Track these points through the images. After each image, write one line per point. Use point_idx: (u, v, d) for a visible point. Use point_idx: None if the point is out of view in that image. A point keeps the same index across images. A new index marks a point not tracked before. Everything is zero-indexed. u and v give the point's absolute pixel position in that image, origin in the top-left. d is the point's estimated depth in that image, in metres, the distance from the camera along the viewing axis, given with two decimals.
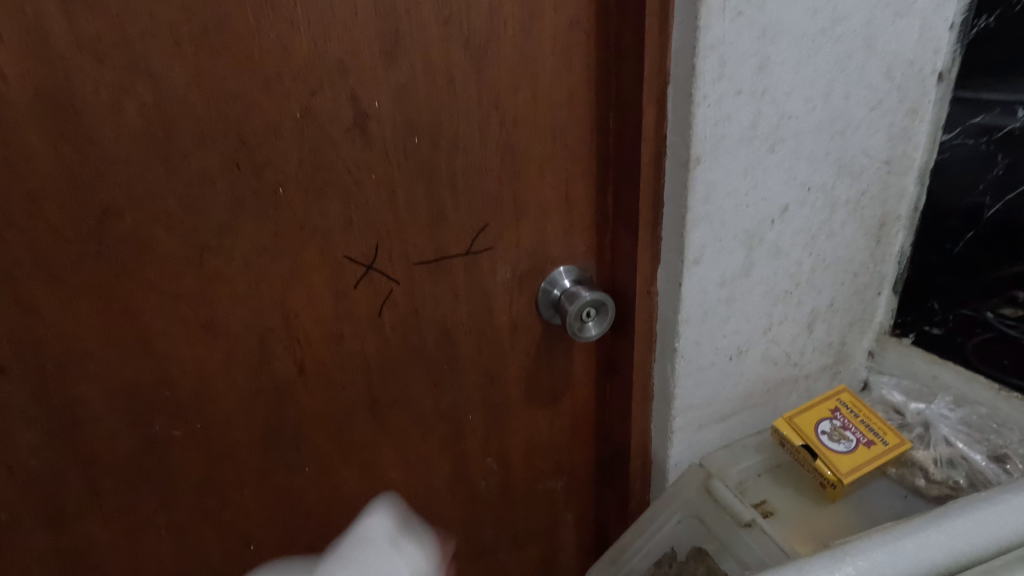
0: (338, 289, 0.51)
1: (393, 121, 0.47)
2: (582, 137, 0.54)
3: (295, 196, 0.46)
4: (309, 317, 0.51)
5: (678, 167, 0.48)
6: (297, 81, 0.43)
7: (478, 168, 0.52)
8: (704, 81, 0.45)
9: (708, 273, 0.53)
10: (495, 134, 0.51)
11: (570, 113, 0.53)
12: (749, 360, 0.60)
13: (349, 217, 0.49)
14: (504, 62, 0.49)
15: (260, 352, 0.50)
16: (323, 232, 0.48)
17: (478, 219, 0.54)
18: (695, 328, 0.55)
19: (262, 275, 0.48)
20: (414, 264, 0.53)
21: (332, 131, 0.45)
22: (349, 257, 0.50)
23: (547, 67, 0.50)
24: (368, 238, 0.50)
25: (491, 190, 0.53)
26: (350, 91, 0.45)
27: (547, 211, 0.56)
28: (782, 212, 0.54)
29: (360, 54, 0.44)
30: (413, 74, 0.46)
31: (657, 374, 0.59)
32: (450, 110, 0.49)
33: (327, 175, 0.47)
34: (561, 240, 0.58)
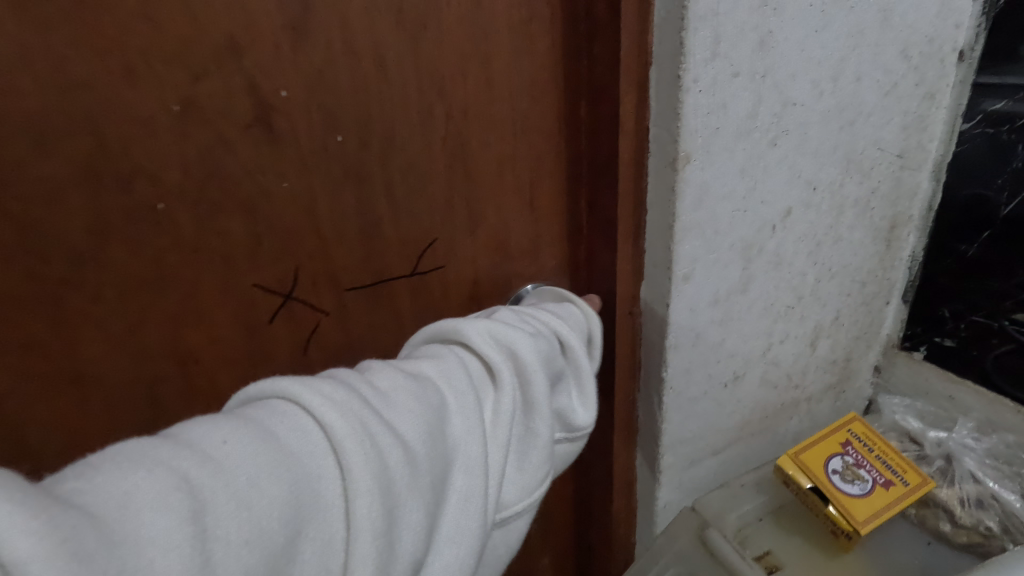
0: (249, 325, 0.41)
1: (307, 115, 0.37)
2: (546, 131, 0.45)
3: (182, 213, 0.36)
4: (213, 360, 0.41)
5: (664, 167, 0.40)
6: (171, 64, 0.33)
7: (422, 174, 0.43)
8: (695, 62, 0.36)
9: (699, 293, 0.45)
10: (441, 133, 0.42)
11: (531, 103, 0.44)
12: (746, 386, 0.52)
13: (258, 236, 0.39)
14: (448, 43, 0.39)
15: (154, 408, 0.40)
16: (225, 256, 0.38)
17: (425, 232, 0.45)
18: (686, 356, 0.47)
19: (143, 313, 0.37)
20: (344, 289, 0.43)
21: (226, 129, 0.35)
22: (261, 286, 0.40)
23: (502, 46, 0.41)
24: (286, 260, 0.40)
25: (438, 199, 0.44)
26: (246, 78, 0.35)
27: (506, 220, 0.47)
28: (784, 217, 0.46)
29: (257, 27, 0.34)
30: (330, 55, 0.36)
31: (643, 407, 0.51)
32: (382, 100, 0.39)
33: (224, 186, 0.37)
34: (524, 252, 0.50)
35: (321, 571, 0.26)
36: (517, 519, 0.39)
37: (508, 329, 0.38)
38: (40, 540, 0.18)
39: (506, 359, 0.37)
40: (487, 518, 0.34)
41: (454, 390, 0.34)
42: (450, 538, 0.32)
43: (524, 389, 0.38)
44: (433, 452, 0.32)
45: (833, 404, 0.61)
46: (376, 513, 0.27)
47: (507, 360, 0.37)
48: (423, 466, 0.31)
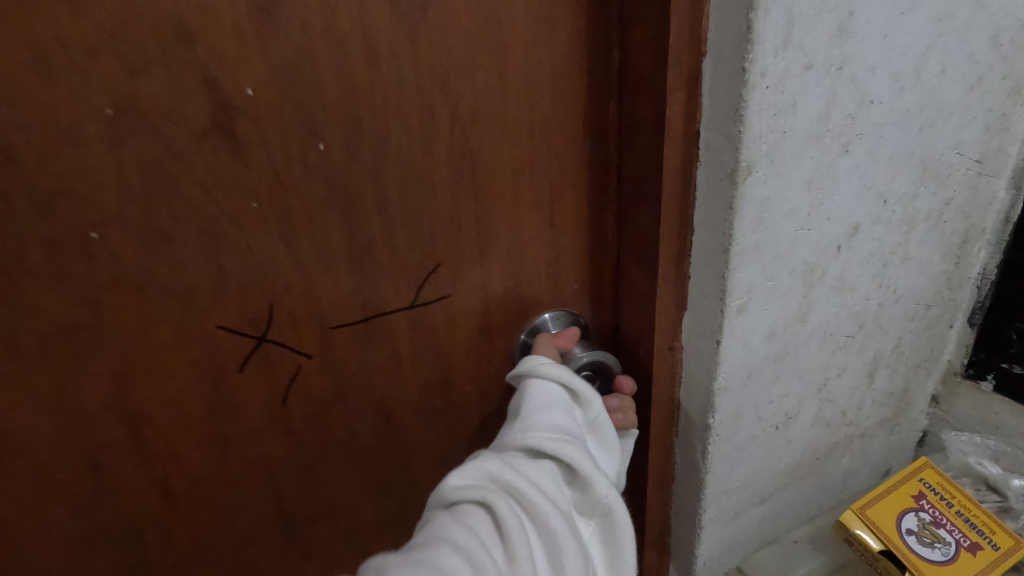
0: (214, 376, 0.34)
1: (279, 120, 0.30)
2: (572, 136, 0.38)
3: (125, 244, 0.29)
4: (171, 419, 0.33)
5: (719, 180, 0.33)
6: (101, 56, 0.26)
7: (422, 189, 0.35)
8: (762, 52, 0.29)
9: (754, 327, 0.38)
10: (445, 139, 0.34)
11: (554, 102, 0.36)
12: (798, 428, 0.45)
13: (222, 269, 0.31)
14: (453, 29, 0.32)
15: (97, 481, 0.33)
16: (180, 295, 0.31)
17: (427, 257, 0.37)
18: (735, 399, 0.40)
19: (78, 367, 0.30)
20: (330, 329, 0.36)
21: (177, 139, 0.28)
22: (226, 328, 0.33)
23: (520, 32, 0.33)
24: (257, 296, 0.33)
25: (442, 217, 0.37)
26: (200, 73, 0.27)
27: (523, 240, 0.40)
28: (851, 236, 0.39)
29: (211, 8, 0.27)
30: (307, 45, 0.29)
31: (682, 454, 0.44)
32: (373, 100, 0.32)
33: (177, 209, 0.29)
34: (544, 277, 0.42)
35: None
36: None
37: (468, 463, 0.35)
38: None
39: (489, 477, 0.34)
40: None
41: (449, 531, 0.32)
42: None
43: (521, 499, 0.33)
44: None
45: (887, 440, 0.54)
46: None
47: (489, 481, 0.34)
48: None
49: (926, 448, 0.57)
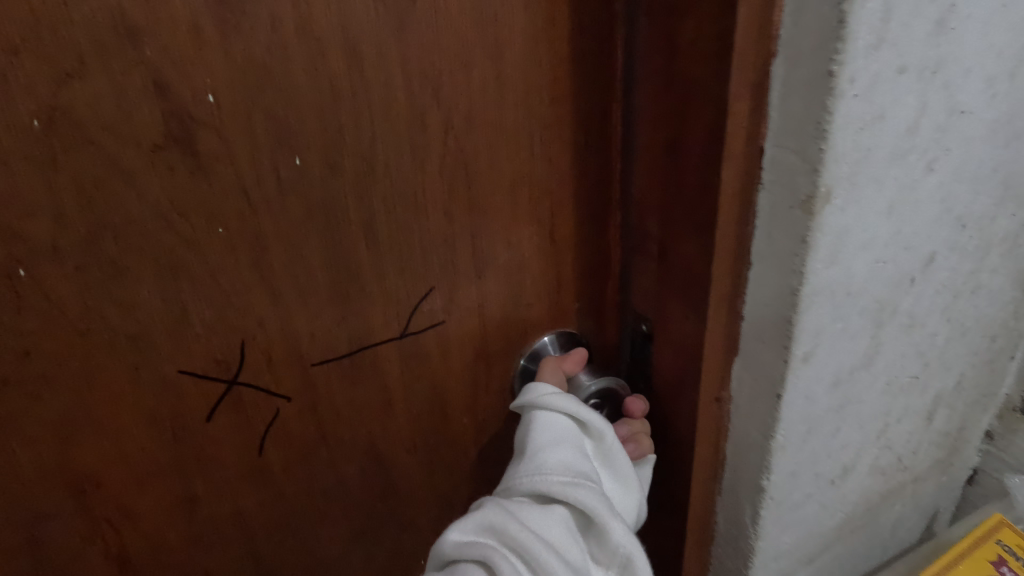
0: (176, 428, 0.29)
1: (246, 130, 0.26)
2: (577, 141, 0.34)
3: (64, 281, 0.24)
4: (126, 480, 0.29)
5: (786, 207, 0.26)
6: (22, 57, 0.21)
7: (411, 205, 0.31)
8: (854, 51, 0.22)
9: (821, 377, 0.31)
10: (436, 148, 0.30)
11: (558, 103, 0.33)
12: (852, 482, 0.40)
13: (183, 307, 0.27)
14: (444, 24, 0.28)
15: (38, 558, 0.28)
16: (133, 337, 0.26)
17: (418, 279, 0.33)
18: (792, 458, 0.34)
19: (9, 428, 0.25)
20: (309, 367, 0.32)
21: (123, 153, 0.24)
22: (189, 371, 0.28)
23: (520, 26, 0.30)
24: (225, 334, 0.28)
25: (435, 236, 0.32)
26: (150, 77, 0.23)
27: (524, 258, 0.36)
28: (927, 266, 0.32)
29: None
30: (277, 42, 0.25)
31: (724, 514, 0.38)
32: (354, 104, 0.27)
33: (124, 239, 0.25)
34: (547, 297, 0.38)
35: None
36: None
37: (471, 516, 0.32)
38: None
39: (489, 528, 0.31)
40: None
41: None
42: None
43: (524, 557, 0.29)
44: None
45: (939, 481, 0.48)
46: None
47: (490, 534, 0.31)
48: None
49: (977, 487, 0.51)
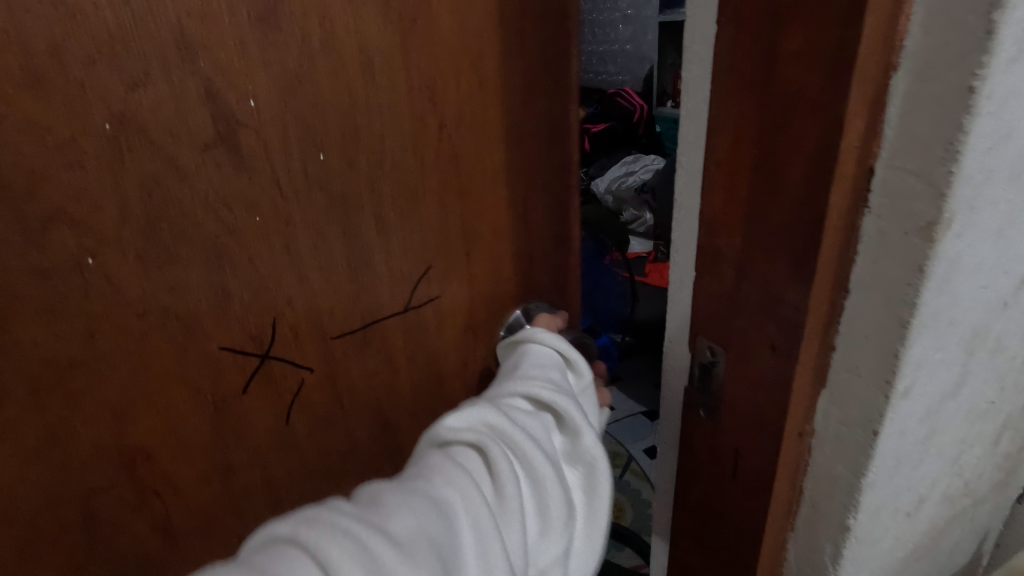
0: (217, 400, 0.32)
1: (281, 131, 0.29)
2: (542, 136, 0.41)
3: (124, 267, 0.27)
4: (172, 451, 0.31)
5: (905, 235, 0.31)
6: (98, 69, 0.24)
7: (415, 194, 0.36)
8: (995, 68, 0.27)
9: (914, 410, 0.36)
10: (434, 144, 0.36)
11: (527, 105, 0.39)
12: (927, 507, 0.46)
13: (225, 291, 0.30)
14: (439, 40, 0.33)
15: (91, 533, 0.30)
16: (182, 318, 0.29)
17: (421, 259, 0.38)
18: (880, 490, 0.39)
19: (73, 406, 0.27)
20: (330, 339, 0.36)
21: (181, 151, 0.27)
22: (230, 347, 0.32)
23: (497, 41, 0.36)
24: (259, 313, 0.32)
25: (434, 220, 0.38)
26: (203, 85, 0.27)
27: (504, 238, 0.42)
28: (1016, 292, 0.38)
29: (213, 18, 0.26)
30: (306, 54, 0.29)
31: (800, 541, 0.43)
32: (369, 107, 0.32)
33: (178, 228, 0.28)
34: (523, 272, 0.44)
35: None
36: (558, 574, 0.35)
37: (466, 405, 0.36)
38: None
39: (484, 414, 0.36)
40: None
41: (441, 464, 0.33)
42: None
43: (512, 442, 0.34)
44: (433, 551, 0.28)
45: (992, 502, 0.55)
46: None
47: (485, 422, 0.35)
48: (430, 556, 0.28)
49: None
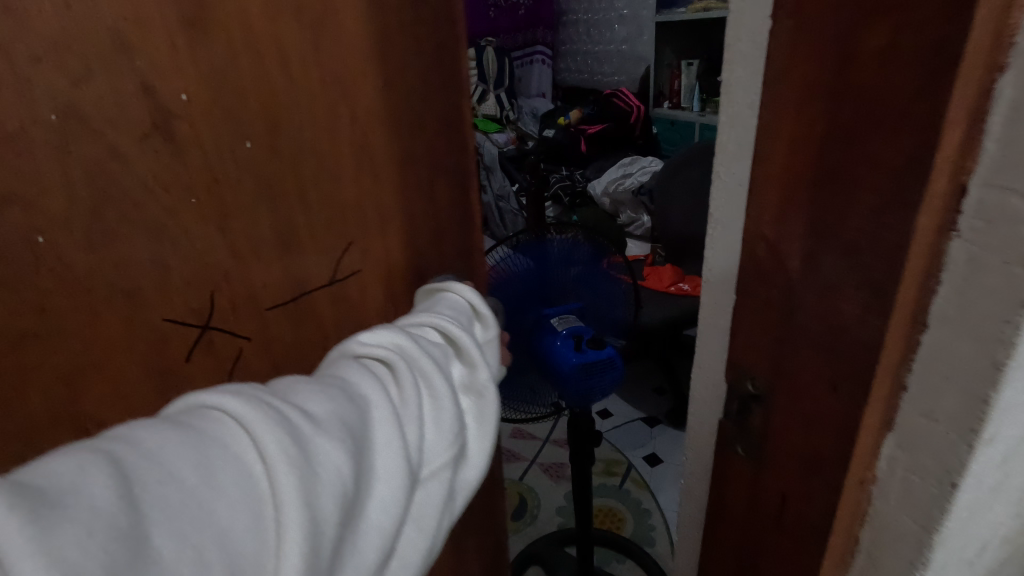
0: (161, 367, 0.37)
1: (210, 119, 0.35)
2: (438, 125, 0.49)
3: (74, 244, 0.31)
4: (121, 415, 0.36)
5: (1005, 244, 0.36)
6: (44, 65, 0.29)
7: (335, 176, 0.42)
8: None
9: (996, 450, 0.45)
10: (348, 133, 0.42)
11: (424, 98, 0.47)
12: (1009, 485, 0.53)
13: (166, 265, 0.35)
14: (348, 43, 0.40)
15: None
16: (128, 293, 0.34)
17: (341, 240, 0.44)
18: (975, 474, 0.44)
19: (29, 372, 0.32)
20: (265, 310, 0.41)
21: (121, 138, 0.32)
22: (172, 318, 0.36)
23: (394, 44, 0.43)
24: (198, 287, 0.37)
25: (352, 200, 0.44)
26: (140, 81, 0.32)
27: (415, 215, 0.49)
28: None
29: (146, 22, 0.31)
30: (230, 52, 0.35)
31: (886, 518, 0.48)
32: (290, 100, 0.38)
33: (121, 206, 0.33)
34: (433, 245, 0.52)
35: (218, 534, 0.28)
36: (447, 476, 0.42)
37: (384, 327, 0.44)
38: (105, 488, 0.26)
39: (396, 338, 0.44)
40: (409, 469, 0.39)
41: (356, 368, 0.41)
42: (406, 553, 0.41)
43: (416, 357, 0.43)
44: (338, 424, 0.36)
45: None
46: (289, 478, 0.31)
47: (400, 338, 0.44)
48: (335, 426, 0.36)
49: None
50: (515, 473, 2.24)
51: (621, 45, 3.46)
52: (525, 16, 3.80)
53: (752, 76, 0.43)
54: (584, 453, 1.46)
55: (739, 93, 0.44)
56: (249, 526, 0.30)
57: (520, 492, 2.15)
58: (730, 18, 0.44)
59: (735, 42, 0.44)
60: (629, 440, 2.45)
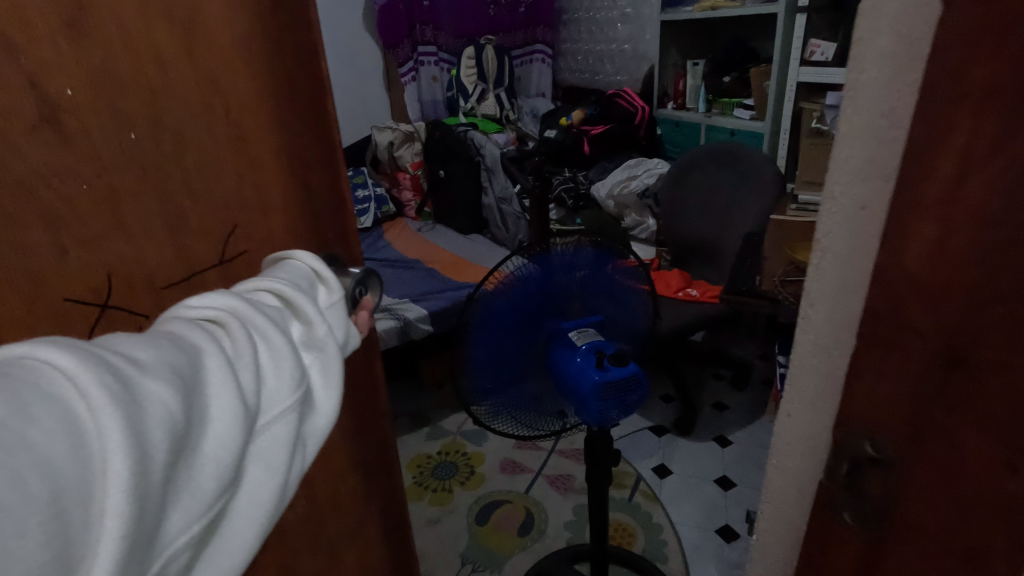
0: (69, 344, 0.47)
1: (91, 109, 0.45)
2: (305, 132, 0.67)
3: None
4: None
5: None
6: None
7: (212, 163, 0.56)
8: None
9: None
10: (222, 124, 0.56)
11: (290, 115, 0.64)
12: None
13: (62, 243, 0.45)
14: (203, 55, 0.54)
15: None
16: (29, 277, 0.44)
17: (226, 225, 0.59)
18: None
19: None
20: (162, 288, 0.54)
21: (18, 131, 0.41)
22: (72, 299, 0.47)
23: (244, 68, 0.58)
24: (98, 270, 0.48)
25: (229, 185, 0.58)
26: (28, 80, 0.41)
27: (277, 197, 0.64)
28: None
29: (30, 25, 0.41)
30: (106, 55, 0.46)
31: None
32: (162, 96, 0.51)
33: (12, 186, 0.41)
34: (300, 228, 0.68)
35: (36, 456, 0.31)
36: (283, 416, 0.48)
37: (215, 292, 0.50)
38: None
39: (220, 306, 0.49)
40: (244, 404, 0.44)
41: (188, 324, 0.45)
42: (250, 482, 0.46)
43: (248, 315, 0.49)
44: (166, 366, 0.40)
45: None
46: (114, 408, 0.35)
47: (234, 298, 0.50)
48: (165, 369, 0.39)
49: None
50: (521, 485, 2.20)
51: (624, 45, 3.43)
52: (528, 15, 3.72)
53: (888, 82, 0.38)
54: (600, 453, 1.45)
55: (871, 100, 0.40)
56: (74, 449, 0.33)
57: (528, 507, 2.10)
58: (866, 14, 0.39)
59: (871, 43, 0.39)
60: (639, 450, 2.38)
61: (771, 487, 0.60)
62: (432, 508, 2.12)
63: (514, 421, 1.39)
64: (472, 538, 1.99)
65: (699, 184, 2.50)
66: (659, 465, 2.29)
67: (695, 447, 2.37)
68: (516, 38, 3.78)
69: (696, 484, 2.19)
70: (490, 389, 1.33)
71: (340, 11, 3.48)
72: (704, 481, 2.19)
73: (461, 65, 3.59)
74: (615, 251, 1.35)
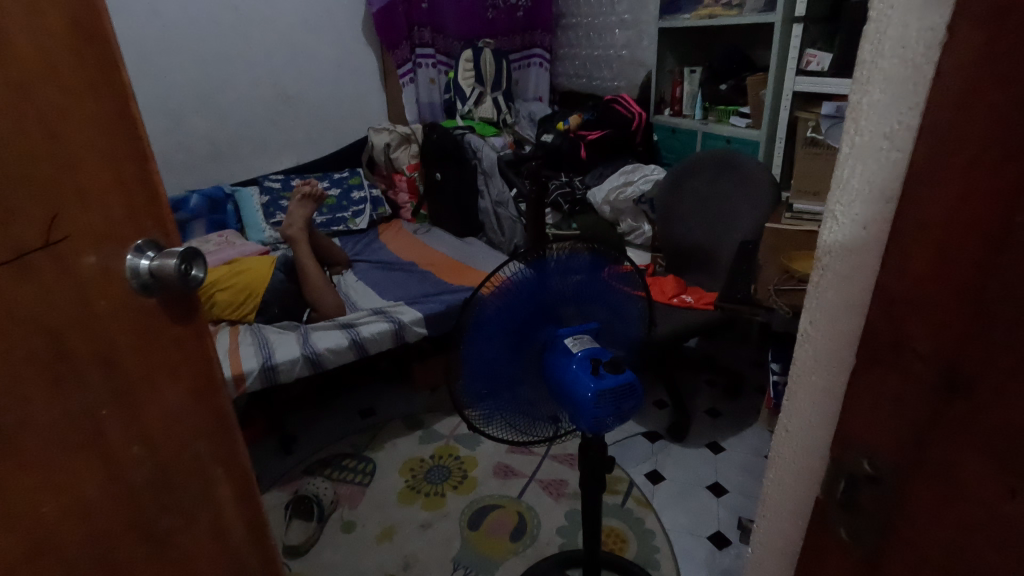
0: None
1: None
2: (121, 129, 0.65)
3: None
4: None
5: None
6: None
7: (32, 155, 0.56)
8: None
9: None
10: (34, 117, 0.56)
11: (112, 113, 0.64)
12: None
13: None
14: (22, 56, 0.54)
15: None
16: None
17: (46, 212, 0.57)
18: None
19: None
20: None
21: None
22: None
23: (61, 69, 0.58)
24: None
25: (50, 175, 0.57)
26: None
27: (105, 190, 0.63)
28: None
29: None
30: None
31: None
32: None
33: None
34: (124, 216, 0.66)
35: None
36: None
37: None
38: None
39: None
40: None
41: None
42: None
43: None
44: None
45: None
46: None
47: None
48: None
49: None
50: (513, 490, 2.19)
51: (621, 51, 3.45)
52: (525, 19, 3.74)
53: (893, 105, 0.39)
54: (595, 460, 1.45)
55: (874, 122, 0.40)
56: None
57: (520, 511, 2.09)
58: (871, 37, 0.40)
59: (875, 66, 0.40)
60: (633, 457, 2.37)
61: (769, 499, 0.60)
62: (424, 512, 2.11)
63: (508, 426, 1.38)
64: (463, 543, 1.98)
65: (695, 191, 2.51)
66: (652, 472, 2.29)
67: (687, 454, 2.37)
68: (513, 42, 3.78)
69: (688, 491, 2.19)
70: (483, 394, 1.32)
71: (339, 12, 3.48)
72: (697, 490, 2.19)
73: (460, 66, 3.56)
74: (611, 256, 1.35)
